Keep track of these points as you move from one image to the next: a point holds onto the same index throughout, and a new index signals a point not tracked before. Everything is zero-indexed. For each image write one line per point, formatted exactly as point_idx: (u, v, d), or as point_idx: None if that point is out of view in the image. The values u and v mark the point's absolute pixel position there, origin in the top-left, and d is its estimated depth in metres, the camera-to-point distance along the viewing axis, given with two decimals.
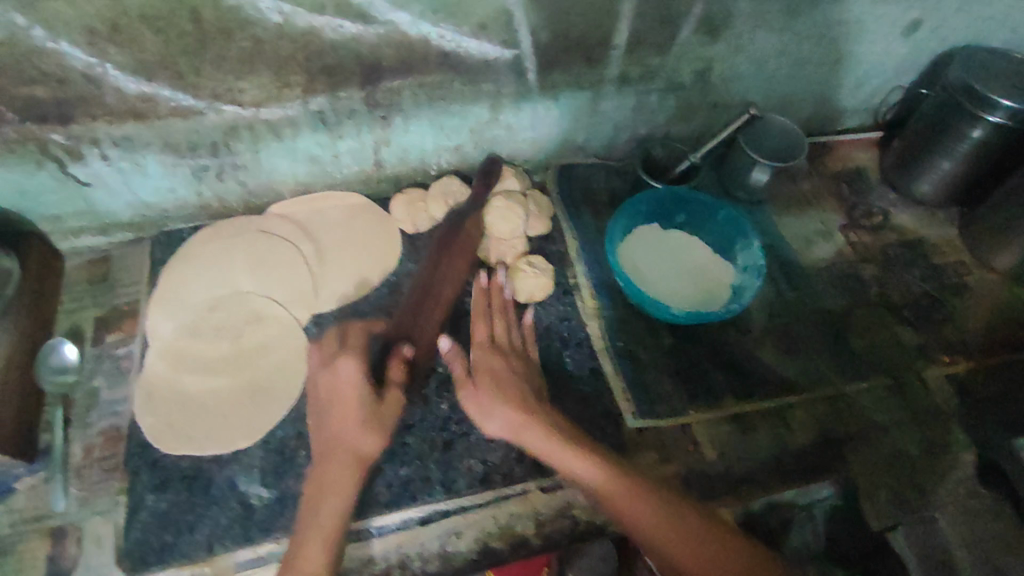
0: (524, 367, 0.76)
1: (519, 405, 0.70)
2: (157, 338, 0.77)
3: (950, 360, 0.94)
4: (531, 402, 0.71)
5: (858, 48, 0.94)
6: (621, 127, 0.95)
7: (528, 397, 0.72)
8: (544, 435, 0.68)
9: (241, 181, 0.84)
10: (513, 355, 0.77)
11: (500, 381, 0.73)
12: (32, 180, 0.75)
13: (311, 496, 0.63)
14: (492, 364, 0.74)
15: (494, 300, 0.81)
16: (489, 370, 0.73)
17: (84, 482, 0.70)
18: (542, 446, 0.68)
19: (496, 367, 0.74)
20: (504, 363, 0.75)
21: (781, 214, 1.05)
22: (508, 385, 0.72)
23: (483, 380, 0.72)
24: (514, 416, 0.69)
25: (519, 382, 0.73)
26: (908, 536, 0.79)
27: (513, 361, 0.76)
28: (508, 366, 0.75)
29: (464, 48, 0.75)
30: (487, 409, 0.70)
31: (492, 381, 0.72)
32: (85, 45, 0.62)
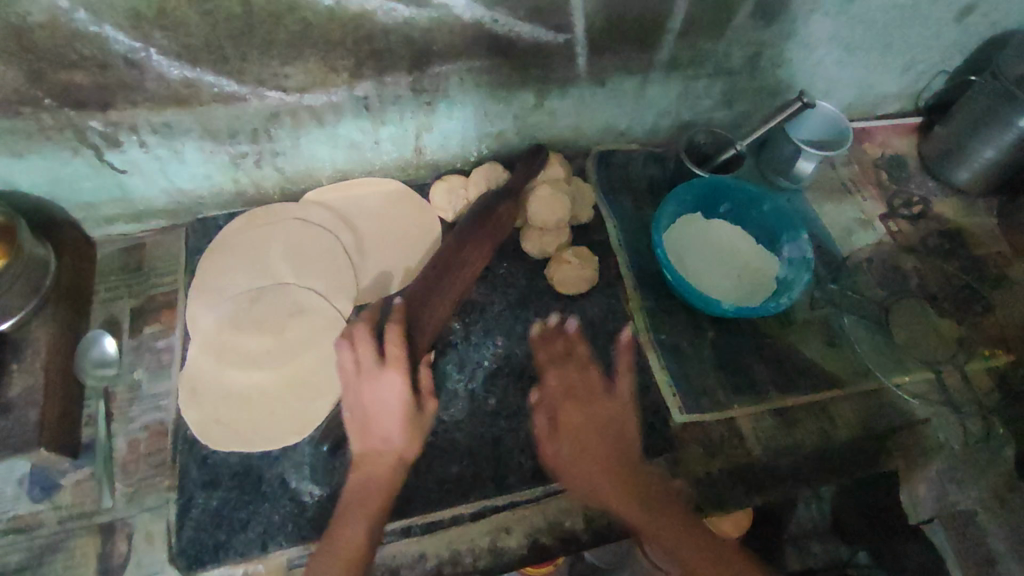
0: (613, 412, 0.69)
1: (604, 470, 0.65)
2: (199, 330, 0.75)
3: (991, 353, 0.88)
4: (604, 455, 0.66)
5: (909, 33, 0.91)
6: (665, 113, 0.92)
7: (609, 450, 0.66)
8: (591, 465, 0.65)
9: (278, 168, 0.82)
10: (596, 402, 0.69)
11: (586, 442, 0.66)
12: (68, 167, 0.72)
13: (353, 496, 0.61)
14: (570, 416, 0.68)
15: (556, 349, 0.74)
16: (570, 425, 0.68)
17: (130, 479, 0.69)
18: (602, 492, 0.64)
19: (574, 421, 0.68)
20: (587, 415, 0.68)
21: (820, 201, 1.00)
22: (600, 447, 0.66)
23: (563, 441, 0.67)
24: (591, 480, 0.65)
25: (605, 439, 0.67)
26: (945, 530, 0.82)
27: (598, 409, 0.68)
28: (589, 420, 0.68)
29: (516, 32, 0.73)
30: (569, 472, 0.66)
31: (576, 445, 0.66)
32: (129, 29, 0.60)
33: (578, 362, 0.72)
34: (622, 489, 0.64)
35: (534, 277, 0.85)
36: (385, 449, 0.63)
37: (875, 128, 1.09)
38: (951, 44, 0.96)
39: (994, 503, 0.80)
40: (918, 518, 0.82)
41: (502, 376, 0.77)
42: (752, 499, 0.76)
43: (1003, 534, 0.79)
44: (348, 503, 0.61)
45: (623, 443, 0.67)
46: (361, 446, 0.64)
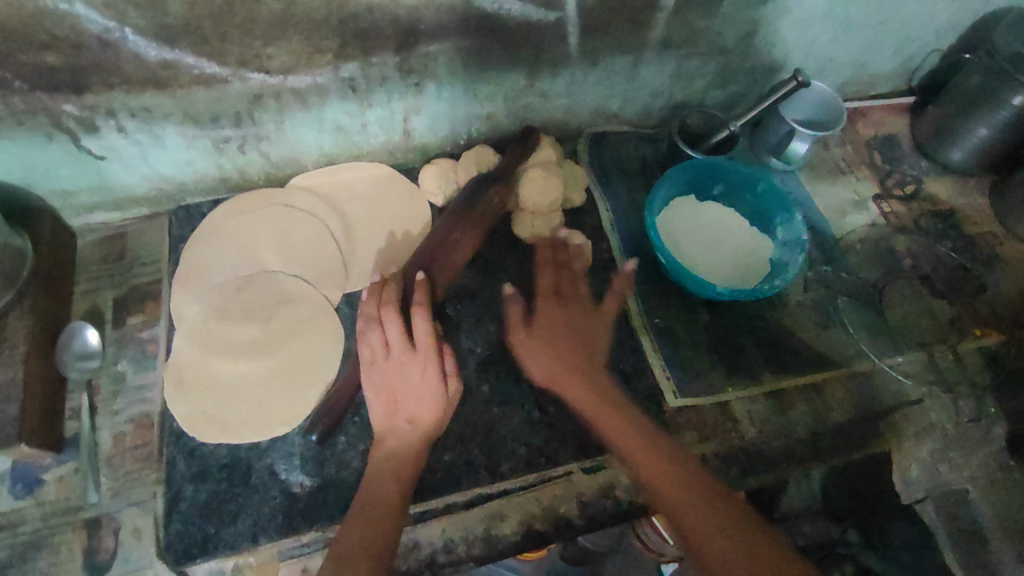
0: (595, 323, 0.71)
1: (573, 368, 0.67)
2: (184, 320, 0.73)
3: (982, 332, 0.87)
4: (577, 358, 0.68)
5: (905, 11, 0.90)
6: (658, 93, 0.91)
7: (581, 356, 0.68)
8: (590, 393, 0.66)
9: (263, 153, 0.79)
10: (579, 308, 0.71)
11: (556, 339, 0.69)
12: (43, 153, 0.70)
13: (374, 482, 0.61)
14: (551, 312, 0.71)
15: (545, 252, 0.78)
16: (547, 320, 0.70)
17: (116, 473, 0.68)
18: (581, 398, 0.66)
19: (553, 317, 0.70)
20: (575, 320, 0.70)
21: (814, 182, 0.99)
22: (573, 345, 0.68)
23: (536, 337, 0.69)
24: (559, 373, 0.67)
25: (579, 344, 0.69)
26: (935, 508, 0.80)
27: (574, 314, 0.71)
28: (570, 321, 0.70)
29: (507, 10, 0.71)
30: (541, 369, 0.68)
31: (547, 338, 0.69)
32: (102, 7, 0.58)
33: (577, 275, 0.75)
34: (620, 422, 0.64)
35: (526, 262, 0.83)
36: (410, 431, 0.63)
37: (868, 108, 1.08)
38: (946, 22, 0.95)
39: (985, 481, 0.81)
40: (910, 496, 0.80)
41: (495, 364, 0.75)
42: (746, 483, 0.75)
43: (994, 510, 0.80)
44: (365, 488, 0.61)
45: (598, 353, 0.69)
46: (387, 424, 0.64)
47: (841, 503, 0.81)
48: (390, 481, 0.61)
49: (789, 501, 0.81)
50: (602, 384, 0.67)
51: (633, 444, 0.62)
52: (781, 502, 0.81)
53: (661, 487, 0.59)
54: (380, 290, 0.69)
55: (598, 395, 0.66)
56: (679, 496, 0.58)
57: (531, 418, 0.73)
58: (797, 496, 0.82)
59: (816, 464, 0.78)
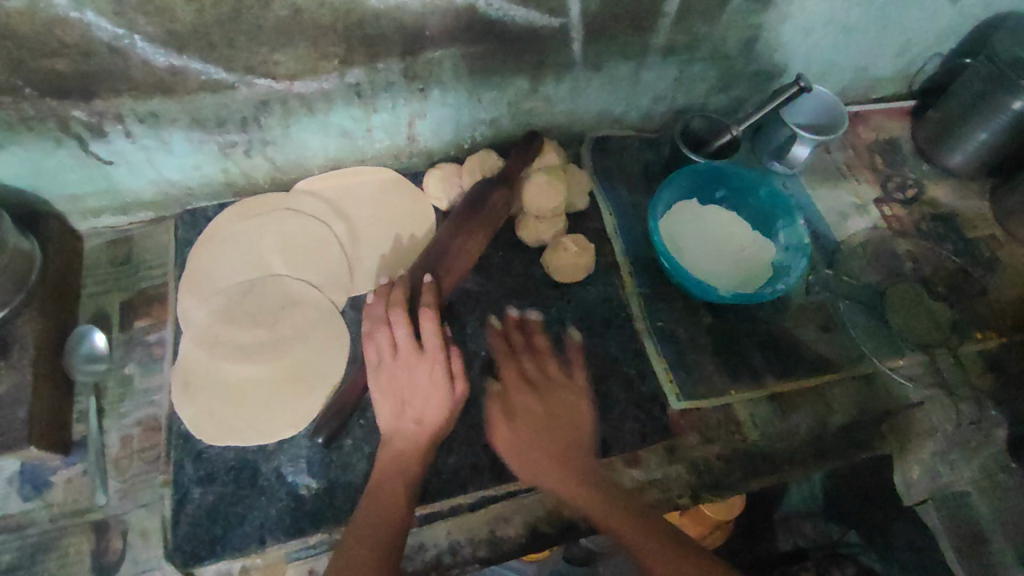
0: (571, 403, 0.69)
1: (554, 461, 0.65)
2: (191, 323, 0.74)
3: (983, 336, 0.88)
4: (560, 449, 0.66)
5: (905, 16, 0.91)
6: (660, 98, 0.91)
7: (566, 447, 0.66)
8: (579, 488, 0.64)
9: (269, 157, 0.80)
10: (553, 393, 0.69)
11: (537, 428, 0.67)
12: (50, 158, 0.71)
13: (382, 480, 0.62)
14: (526, 402, 0.68)
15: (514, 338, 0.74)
16: (525, 413, 0.68)
17: (124, 475, 0.68)
18: (573, 496, 0.64)
19: (527, 406, 0.68)
20: (547, 403, 0.68)
21: (815, 186, 1.00)
22: (550, 433, 0.66)
23: (518, 428, 0.67)
24: (545, 470, 0.65)
25: (562, 431, 0.67)
26: (937, 510, 0.80)
27: (558, 398, 0.69)
28: (546, 408, 0.68)
29: (511, 16, 0.71)
30: (524, 466, 0.66)
31: (528, 424, 0.67)
32: (112, 15, 0.58)
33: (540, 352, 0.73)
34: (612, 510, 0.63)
35: (530, 266, 0.84)
36: (417, 432, 0.64)
37: (869, 112, 1.08)
38: (947, 27, 0.95)
39: (984, 482, 0.80)
40: (911, 499, 0.81)
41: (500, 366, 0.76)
42: (749, 485, 0.76)
43: (993, 512, 0.79)
44: (373, 487, 0.62)
45: (577, 437, 0.67)
46: (392, 425, 0.65)
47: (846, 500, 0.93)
48: (397, 481, 0.62)
49: (791, 502, 0.99)
50: (585, 471, 0.65)
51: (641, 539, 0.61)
52: (783, 505, 1.00)
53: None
54: (388, 292, 0.70)
55: (581, 484, 0.64)
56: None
57: None
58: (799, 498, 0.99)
59: (819, 466, 0.78)
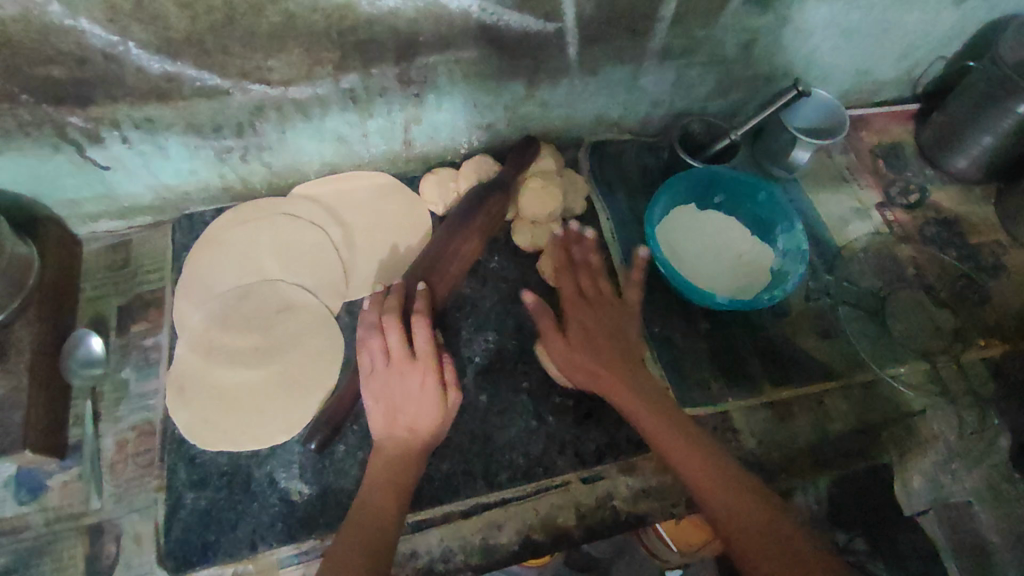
0: (622, 317, 0.69)
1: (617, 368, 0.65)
2: (186, 328, 0.74)
3: (985, 343, 0.87)
4: (618, 356, 0.66)
5: (907, 20, 0.90)
6: (658, 102, 0.91)
7: (616, 344, 0.67)
8: (636, 398, 0.64)
9: (265, 162, 0.80)
10: (609, 308, 0.70)
11: (599, 341, 0.67)
12: (48, 164, 0.71)
13: (371, 489, 0.62)
14: (580, 316, 0.69)
15: (563, 251, 0.74)
16: (583, 327, 0.68)
17: (118, 479, 0.69)
18: (630, 407, 0.64)
19: (585, 318, 0.69)
20: (601, 317, 0.69)
21: (816, 190, 0.99)
22: (597, 344, 0.67)
23: (572, 338, 0.68)
24: (599, 372, 0.65)
25: (607, 333, 0.68)
26: (938, 520, 0.77)
27: (608, 313, 0.69)
28: (602, 321, 0.69)
29: (506, 21, 0.71)
30: (577, 367, 0.66)
31: (582, 335, 0.68)
32: (106, 23, 0.59)
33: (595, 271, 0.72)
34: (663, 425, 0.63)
35: (525, 271, 0.83)
36: (405, 439, 0.64)
37: (871, 115, 1.07)
38: (950, 29, 0.94)
39: (987, 494, 0.78)
40: (911, 507, 0.77)
41: (493, 372, 0.76)
42: None
43: (997, 524, 0.77)
44: (361, 497, 0.62)
45: (631, 345, 0.68)
46: (386, 432, 0.64)
47: (854, 503, 0.77)
48: (388, 491, 0.62)
49: None
50: (642, 383, 0.65)
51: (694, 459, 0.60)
52: None
53: (713, 493, 0.58)
54: (382, 299, 0.70)
55: (640, 395, 0.64)
56: (743, 512, 0.57)
57: (529, 426, 0.73)
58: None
59: (818, 474, 0.77)
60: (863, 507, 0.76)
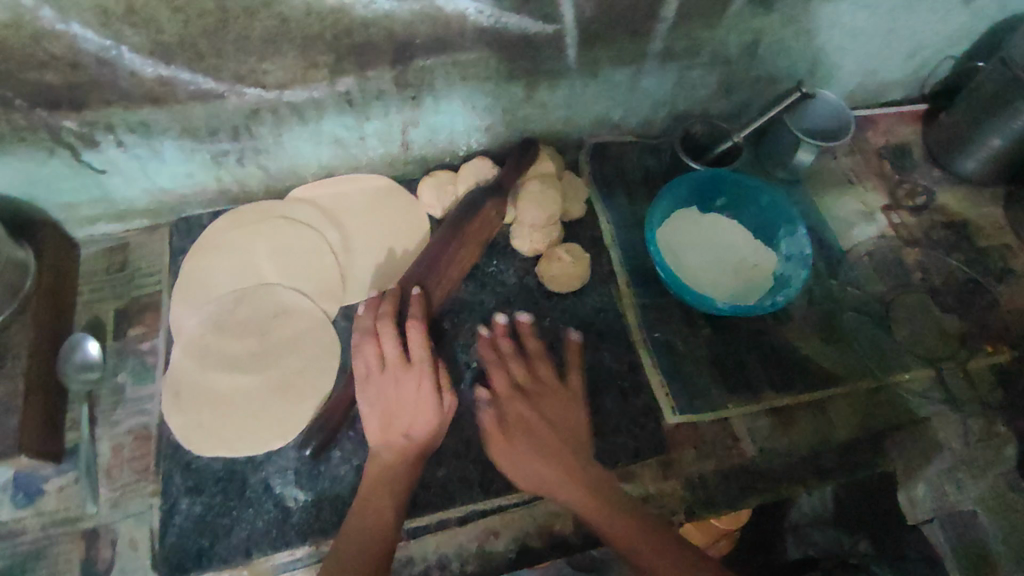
0: (569, 410, 0.66)
1: (553, 458, 0.62)
2: (182, 332, 0.74)
3: (993, 349, 0.86)
4: (574, 456, 0.63)
5: (914, 19, 0.88)
6: (660, 103, 0.90)
7: (570, 446, 0.64)
8: (616, 516, 0.60)
9: (262, 165, 0.80)
10: (553, 396, 0.67)
11: (549, 437, 0.64)
12: (44, 168, 0.71)
13: (369, 496, 0.62)
14: (521, 412, 0.65)
15: (504, 346, 0.70)
16: (522, 421, 0.64)
17: (114, 483, 0.69)
18: (586, 503, 0.61)
19: (525, 415, 0.64)
20: (539, 409, 0.65)
21: (821, 193, 0.97)
22: (540, 435, 0.64)
23: (519, 450, 0.63)
24: (563, 481, 0.62)
25: (560, 435, 0.64)
26: (942, 528, 0.77)
27: (549, 404, 0.66)
28: (543, 414, 0.65)
29: (503, 23, 0.70)
30: (553, 484, 0.62)
31: (525, 438, 0.63)
32: (98, 27, 0.58)
33: (531, 357, 0.69)
34: (649, 545, 0.58)
35: (525, 275, 0.83)
36: (403, 445, 0.63)
37: (878, 116, 1.05)
38: (958, 29, 0.92)
39: (992, 501, 0.77)
40: (915, 517, 0.77)
41: None
42: (746, 501, 0.74)
43: (999, 533, 0.76)
44: (359, 506, 0.62)
45: (575, 441, 0.64)
46: (382, 439, 0.64)
47: (863, 508, 0.78)
48: (387, 499, 0.61)
49: (801, 510, 0.79)
50: (597, 488, 0.62)
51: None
52: (791, 512, 0.80)
53: None
54: (376, 304, 0.69)
55: (599, 507, 0.61)
56: None
57: None
58: (807, 505, 0.79)
59: (818, 482, 0.75)
60: (864, 508, 0.78)
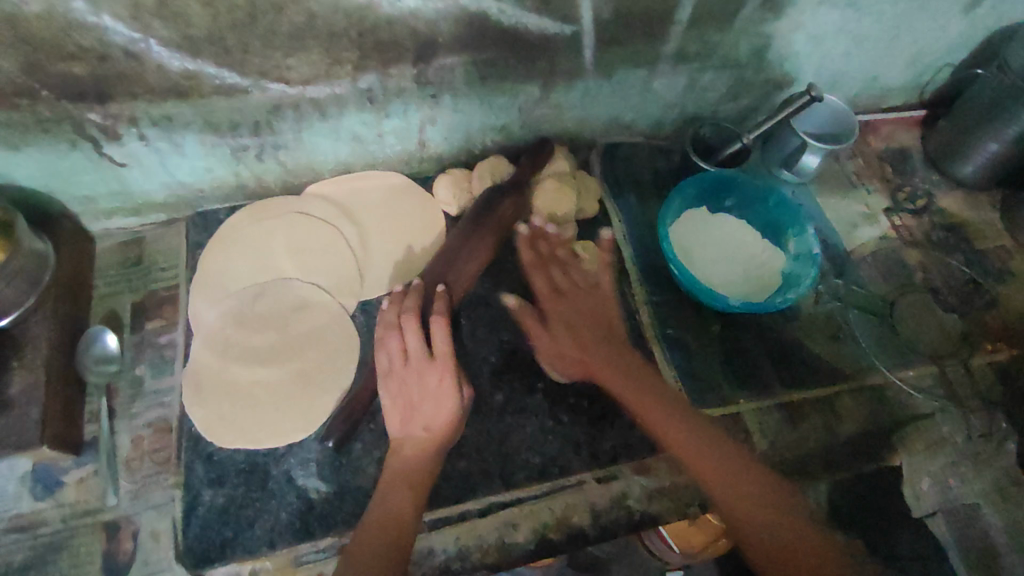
0: (597, 304, 0.75)
1: (582, 337, 0.73)
2: (202, 325, 0.74)
3: (992, 347, 0.88)
4: (597, 341, 0.73)
5: (916, 27, 0.90)
6: (670, 106, 0.91)
7: (602, 335, 0.73)
8: (658, 407, 0.69)
9: (281, 161, 0.80)
10: (591, 296, 0.76)
11: (575, 325, 0.74)
12: (66, 161, 0.71)
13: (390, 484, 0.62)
14: (560, 312, 0.74)
15: (542, 248, 0.77)
16: (556, 312, 0.74)
17: (135, 476, 0.69)
18: (600, 370, 0.71)
19: (562, 313, 0.74)
20: (576, 307, 0.75)
21: (825, 195, 1.00)
22: (581, 320, 0.74)
23: (556, 324, 0.74)
24: (579, 354, 0.72)
25: (593, 325, 0.74)
26: (945, 522, 0.77)
27: (580, 300, 0.75)
28: (577, 312, 0.74)
29: (524, 24, 0.72)
30: (588, 363, 0.72)
31: (563, 325, 0.74)
32: (128, 19, 0.59)
33: (569, 265, 0.77)
34: (635, 390, 0.70)
35: None
36: (422, 438, 0.64)
37: (879, 121, 1.08)
38: (958, 37, 0.95)
39: (995, 495, 0.79)
40: (921, 510, 0.78)
41: (509, 372, 0.76)
42: None
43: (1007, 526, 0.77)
44: (380, 496, 0.62)
45: (613, 335, 0.74)
46: (402, 431, 0.65)
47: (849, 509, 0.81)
48: (405, 489, 0.62)
49: None
50: (630, 364, 0.72)
51: (675, 430, 0.67)
52: None
53: (682, 438, 0.67)
54: (401, 299, 0.70)
55: (623, 370, 0.71)
56: (696, 442, 0.66)
57: (544, 427, 0.73)
58: None
59: (827, 477, 0.78)
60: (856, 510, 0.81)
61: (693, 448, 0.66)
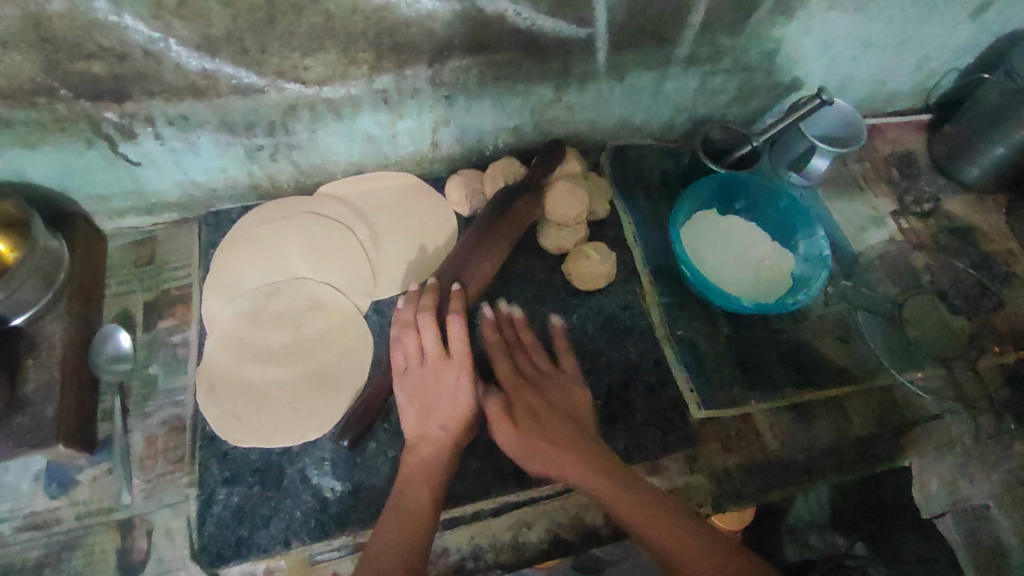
0: (565, 394, 0.70)
1: (547, 420, 0.65)
2: (215, 325, 0.74)
3: (1000, 349, 0.88)
4: (568, 433, 0.65)
5: (924, 31, 0.91)
6: (680, 108, 0.92)
7: (570, 424, 0.66)
8: (629, 497, 0.59)
9: (294, 161, 0.81)
10: (552, 385, 0.70)
11: (546, 408, 0.66)
12: (81, 159, 0.71)
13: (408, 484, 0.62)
14: (526, 399, 0.67)
15: (507, 333, 0.73)
16: (519, 399, 0.67)
17: (148, 474, 0.69)
18: (568, 461, 0.62)
19: (529, 399, 0.67)
20: (547, 396, 0.68)
21: (833, 198, 1.00)
22: (547, 410, 0.66)
23: (523, 418, 0.65)
24: (556, 450, 0.63)
25: (557, 412, 0.67)
26: (954, 522, 0.80)
27: (551, 388, 0.70)
28: (546, 398, 0.68)
29: (539, 26, 0.72)
30: (550, 452, 0.63)
31: (527, 411, 0.66)
32: (149, 18, 0.59)
33: (529, 350, 0.73)
34: (607, 479, 0.61)
35: (551, 273, 0.84)
36: (438, 437, 0.64)
37: (885, 125, 1.09)
38: (965, 41, 0.96)
39: (1004, 495, 0.81)
40: (930, 511, 0.80)
41: None
42: (771, 493, 0.76)
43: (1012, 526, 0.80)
44: (397, 495, 0.62)
45: (576, 421, 0.67)
46: (419, 431, 0.65)
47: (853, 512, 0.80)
48: (424, 488, 0.62)
49: (797, 514, 0.80)
50: (597, 450, 0.64)
51: (644, 515, 0.58)
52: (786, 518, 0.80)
53: (660, 536, 0.56)
54: (417, 298, 0.71)
55: (589, 456, 0.63)
56: (690, 548, 0.55)
57: None
58: (806, 507, 0.81)
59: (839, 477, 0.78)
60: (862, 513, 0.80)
61: (688, 545, 0.55)
